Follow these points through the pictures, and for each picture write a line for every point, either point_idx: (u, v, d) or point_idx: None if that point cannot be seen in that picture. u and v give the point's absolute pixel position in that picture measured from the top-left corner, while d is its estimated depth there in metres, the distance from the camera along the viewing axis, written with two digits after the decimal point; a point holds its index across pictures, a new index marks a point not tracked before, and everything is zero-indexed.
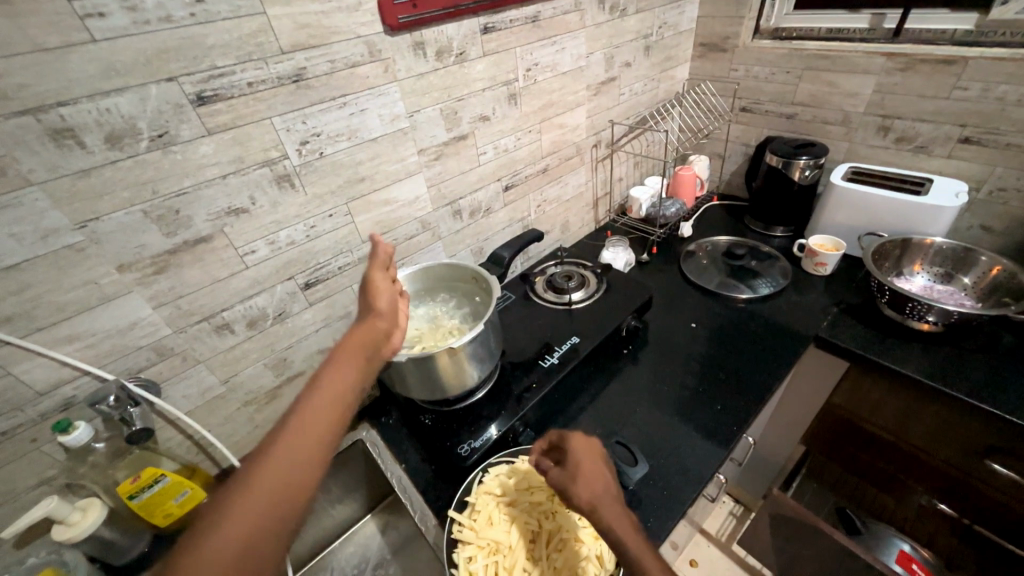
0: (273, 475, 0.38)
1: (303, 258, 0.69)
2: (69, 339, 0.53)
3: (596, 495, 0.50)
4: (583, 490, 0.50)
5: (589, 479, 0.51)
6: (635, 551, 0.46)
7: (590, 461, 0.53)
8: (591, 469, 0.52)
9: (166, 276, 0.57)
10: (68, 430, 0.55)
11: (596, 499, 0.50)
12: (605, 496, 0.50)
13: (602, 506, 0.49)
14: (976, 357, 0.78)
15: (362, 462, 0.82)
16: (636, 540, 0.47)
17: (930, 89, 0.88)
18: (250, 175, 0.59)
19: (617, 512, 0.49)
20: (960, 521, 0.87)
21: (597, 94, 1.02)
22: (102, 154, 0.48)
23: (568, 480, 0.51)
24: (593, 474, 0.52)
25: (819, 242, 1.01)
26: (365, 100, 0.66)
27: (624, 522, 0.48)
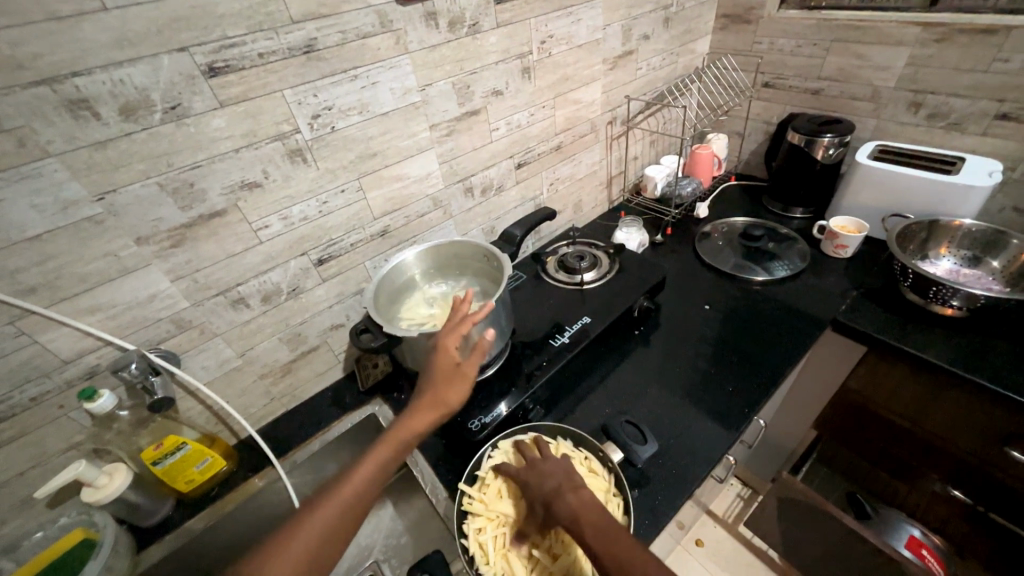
0: (328, 514, 0.47)
1: (316, 234, 0.69)
2: (91, 310, 0.54)
3: (550, 485, 0.56)
4: (537, 485, 0.57)
5: (540, 476, 0.58)
6: (583, 530, 0.50)
7: (538, 462, 0.59)
8: (540, 467, 0.58)
9: (182, 250, 0.58)
10: (93, 397, 0.57)
11: (548, 492, 0.55)
12: (555, 485, 0.56)
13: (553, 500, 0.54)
14: (1001, 343, 0.76)
15: (375, 436, 0.84)
16: (583, 519, 0.51)
17: (967, 61, 0.84)
18: (263, 149, 0.59)
19: (564, 499, 0.54)
20: (973, 507, 0.86)
21: (613, 68, 0.99)
22: (117, 126, 0.49)
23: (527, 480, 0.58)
24: (543, 472, 0.58)
25: (840, 223, 0.98)
26: (376, 73, 0.64)
27: (568, 504, 0.53)
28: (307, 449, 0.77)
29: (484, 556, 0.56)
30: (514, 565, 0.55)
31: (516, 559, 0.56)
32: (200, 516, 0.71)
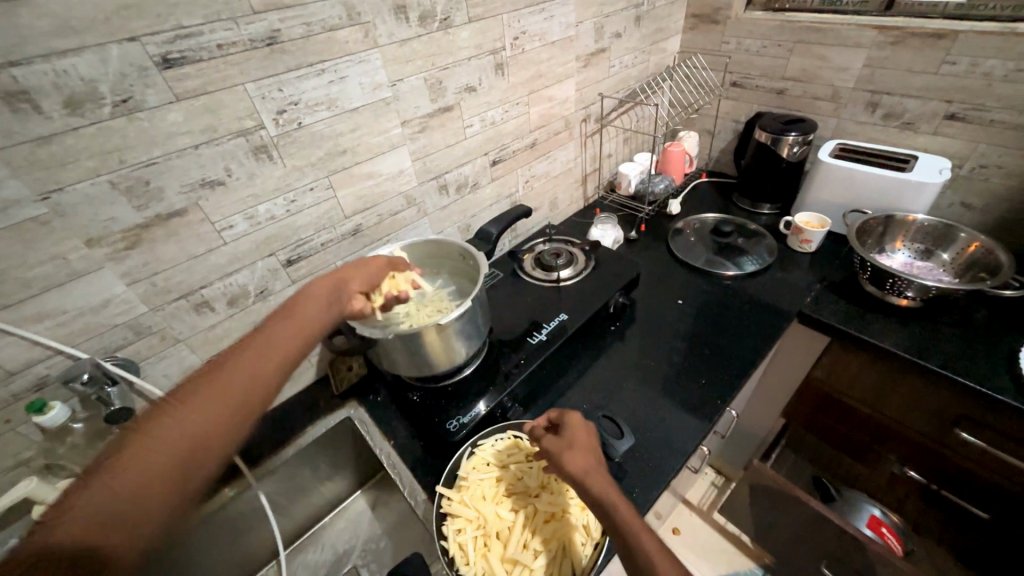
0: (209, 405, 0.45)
1: (284, 233, 0.67)
2: (38, 317, 0.51)
3: (591, 462, 0.52)
4: (576, 456, 0.52)
5: (585, 450, 0.53)
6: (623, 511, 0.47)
7: (583, 435, 0.56)
8: (585, 443, 0.55)
9: (139, 251, 0.55)
10: (44, 410, 0.53)
11: (594, 469, 0.51)
12: (597, 465, 0.52)
13: (594, 470, 0.51)
14: (951, 331, 0.81)
15: (351, 440, 0.82)
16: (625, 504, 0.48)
17: (918, 64, 0.88)
18: (224, 145, 0.56)
19: (600, 474, 0.51)
20: (928, 487, 0.91)
21: (586, 65, 0.99)
22: (62, 121, 0.45)
23: (566, 450, 0.53)
24: (588, 448, 0.54)
25: (805, 219, 1.02)
26: (344, 67, 0.63)
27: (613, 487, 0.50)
28: (279, 455, 0.75)
29: (464, 557, 0.55)
30: (496, 564, 0.54)
31: (496, 559, 0.55)
32: None
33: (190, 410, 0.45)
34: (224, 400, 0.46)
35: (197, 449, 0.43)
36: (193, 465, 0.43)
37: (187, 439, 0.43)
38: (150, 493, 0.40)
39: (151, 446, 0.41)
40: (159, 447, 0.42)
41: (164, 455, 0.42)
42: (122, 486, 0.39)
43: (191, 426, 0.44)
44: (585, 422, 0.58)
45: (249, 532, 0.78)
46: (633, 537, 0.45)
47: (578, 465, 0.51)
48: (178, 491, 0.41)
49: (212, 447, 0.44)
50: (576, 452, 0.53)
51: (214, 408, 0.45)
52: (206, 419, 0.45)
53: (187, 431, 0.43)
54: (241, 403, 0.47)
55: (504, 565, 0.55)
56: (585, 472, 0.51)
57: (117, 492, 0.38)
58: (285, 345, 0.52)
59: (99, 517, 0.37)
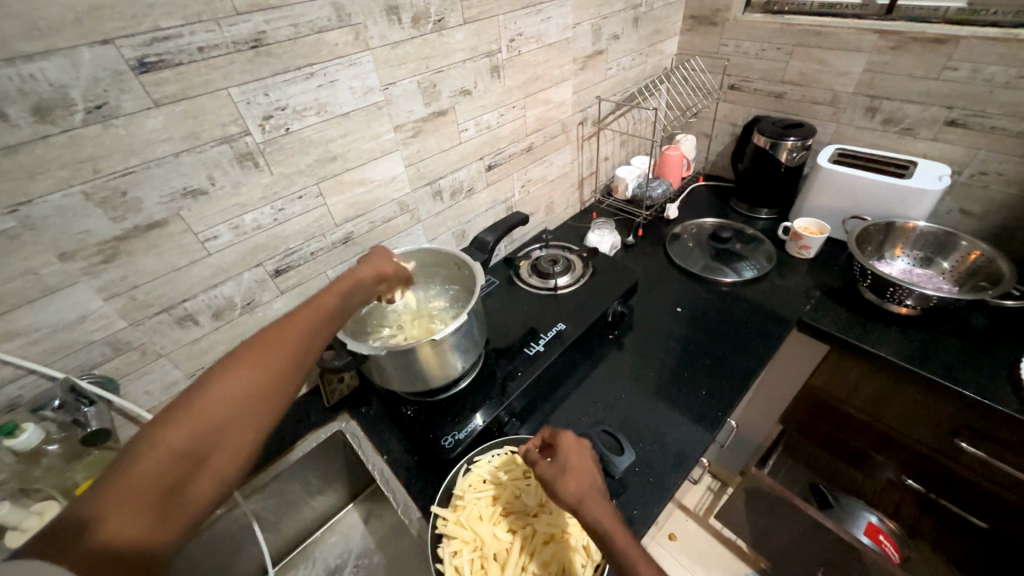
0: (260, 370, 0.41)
1: (272, 243, 0.64)
2: (7, 336, 0.48)
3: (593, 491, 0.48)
4: (577, 487, 0.48)
5: (585, 478, 0.50)
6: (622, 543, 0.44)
7: (578, 458, 0.52)
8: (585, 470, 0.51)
9: (116, 265, 0.52)
10: (15, 433, 0.51)
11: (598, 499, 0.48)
12: (598, 494, 0.48)
13: (590, 497, 0.47)
14: (951, 340, 0.80)
15: (342, 453, 0.80)
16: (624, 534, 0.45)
17: (919, 69, 0.87)
18: (207, 153, 0.54)
19: (599, 502, 0.47)
20: (926, 495, 0.90)
21: (583, 68, 0.97)
22: (30, 129, 0.43)
23: (565, 478, 0.49)
24: (584, 470, 0.50)
25: (804, 225, 1.01)
26: (334, 70, 0.60)
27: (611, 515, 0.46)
28: (268, 471, 0.72)
29: None
30: None
31: None
32: None
33: (244, 365, 0.41)
34: (274, 360, 0.42)
35: (252, 406, 0.40)
36: (245, 423, 0.39)
37: (240, 398, 0.39)
38: (204, 456, 0.37)
39: (208, 408, 0.38)
40: (217, 405, 0.38)
41: (219, 413, 0.38)
42: (179, 439, 0.36)
43: (245, 384, 0.40)
44: (580, 441, 0.54)
45: (237, 550, 0.76)
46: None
47: (574, 492, 0.48)
48: (238, 448, 0.39)
49: (258, 415, 0.40)
50: (575, 481, 0.49)
51: (261, 362, 0.41)
52: (254, 375, 0.41)
53: (241, 394, 0.40)
54: (290, 364, 0.43)
55: None
56: (584, 504, 0.47)
57: (170, 450, 0.36)
58: (330, 317, 0.48)
59: (148, 472, 0.34)
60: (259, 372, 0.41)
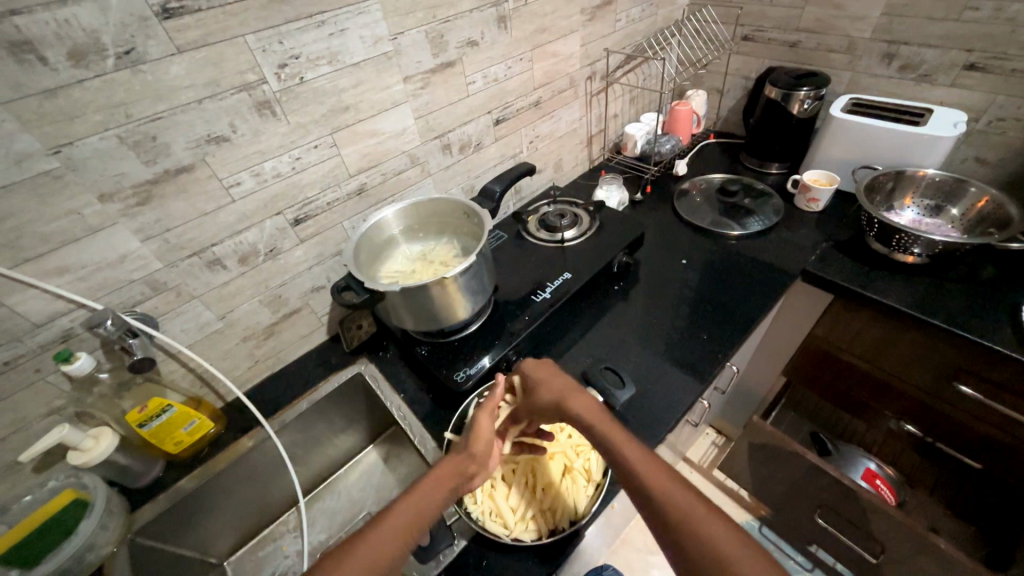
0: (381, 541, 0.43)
1: (290, 192, 0.67)
2: (58, 271, 0.53)
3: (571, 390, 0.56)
4: (557, 390, 0.56)
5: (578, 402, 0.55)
6: (601, 427, 0.52)
7: (553, 372, 0.59)
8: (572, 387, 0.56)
9: (150, 208, 0.56)
10: (70, 360, 0.56)
11: (596, 417, 0.53)
12: (572, 392, 0.56)
13: (569, 397, 0.55)
14: (956, 286, 0.81)
15: (362, 395, 0.85)
16: (600, 418, 0.53)
17: (940, 10, 0.84)
18: (228, 100, 0.56)
19: (577, 398, 0.55)
20: (922, 439, 0.93)
21: (592, 19, 0.96)
22: (68, 73, 0.46)
23: (555, 398, 0.56)
24: (559, 379, 0.58)
25: (813, 178, 1.00)
26: (345, 18, 0.62)
27: (589, 404, 0.54)
28: (295, 408, 0.78)
29: (472, 496, 0.59)
30: (501, 502, 0.58)
31: (502, 499, 0.58)
32: (191, 476, 0.71)
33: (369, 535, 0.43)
34: (396, 531, 0.44)
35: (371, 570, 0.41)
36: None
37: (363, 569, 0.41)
38: None
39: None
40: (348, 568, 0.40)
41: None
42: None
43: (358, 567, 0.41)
44: (546, 360, 0.62)
45: (271, 481, 0.82)
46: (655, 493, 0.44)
47: (550, 397, 0.56)
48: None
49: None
50: (554, 390, 0.57)
51: (387, 531, 0.44)
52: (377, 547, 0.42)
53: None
54: (401, 540, 0.44)
55: (509, 501, 0.58)
56: (562, 401, 0.55)
57: None
58: (440, 487, 0.49)
59: None
60: (363, 569, 0.41)
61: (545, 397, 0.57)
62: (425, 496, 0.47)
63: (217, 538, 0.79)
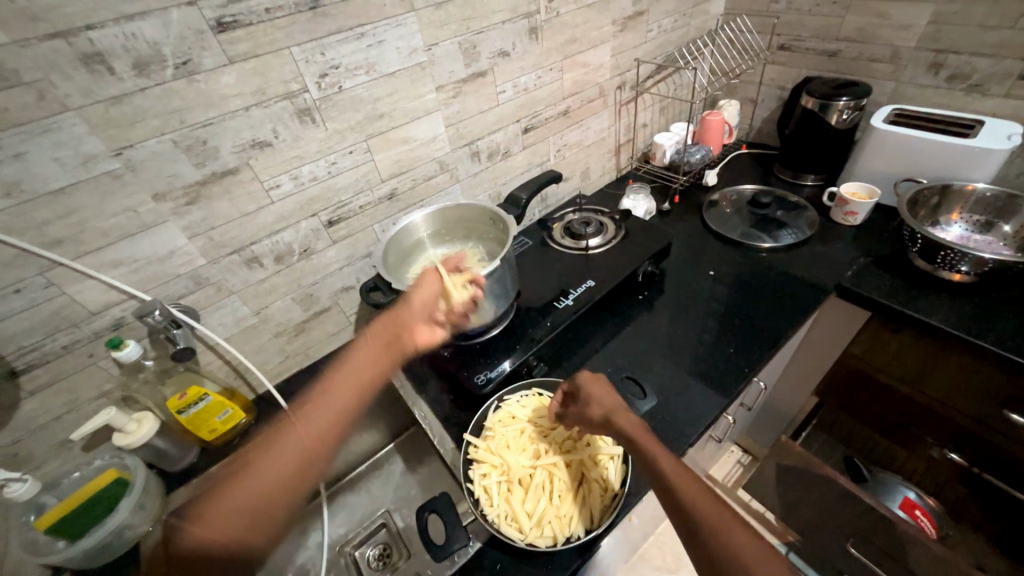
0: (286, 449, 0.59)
1: (325, 195, 0.71)
2: (113, 264, 0.57)
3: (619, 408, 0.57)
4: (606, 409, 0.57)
5: (624, 420, 0.55)
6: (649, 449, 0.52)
7: (604, 387, 0.60)
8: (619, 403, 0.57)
9: (198, 208, 0.60)
10: (120, 346, 0.59)
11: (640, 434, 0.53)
12: (619, 411, 0.57)
13: (617, 416, 0.56)
14: (1007, 307, 0.76)
15: (385, 394, 0.87)
16: (648, 439, 0.53)
17: (993, 18, 0.80)
18: (272, 108, 0.60)
19: (624, 417, 0.55)
20: (968, 470, 0.87)
21: (623, 30, 0.97)
22: (131, 82, 0.50)
23: (604, 416, 0.57)
24: (606, 395, 0.59)
25: (851, 190, 0.97)
26: (382, 30, 0.64)
27: (633, 421, 0.55)
28: None
29: (489, 499, 0.59)
30: (517, 507, 0.58)
31: (518, 504, 0.58)
32: (222, 463, 0.75)
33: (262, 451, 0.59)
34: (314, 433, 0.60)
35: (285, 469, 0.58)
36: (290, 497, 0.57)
37: (282, 466, 0.58)
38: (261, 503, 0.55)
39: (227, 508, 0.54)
40: (249, 481, 0.57)
41: (249, 496, 0.55)
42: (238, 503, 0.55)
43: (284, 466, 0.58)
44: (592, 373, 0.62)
45: None
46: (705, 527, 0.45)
47: (598, 416, 0.57)
48: (264, 523, 0.55)
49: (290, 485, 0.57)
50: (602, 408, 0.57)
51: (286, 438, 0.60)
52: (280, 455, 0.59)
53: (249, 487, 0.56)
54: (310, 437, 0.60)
55: (525, 507, 0.58)
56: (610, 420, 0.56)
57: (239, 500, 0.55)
58: (360, 382, 0.65)
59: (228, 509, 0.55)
60: (257, 475, 0.57)
61: (594, 413, 0.58)
62: (344, 390, 0.64)
63: None
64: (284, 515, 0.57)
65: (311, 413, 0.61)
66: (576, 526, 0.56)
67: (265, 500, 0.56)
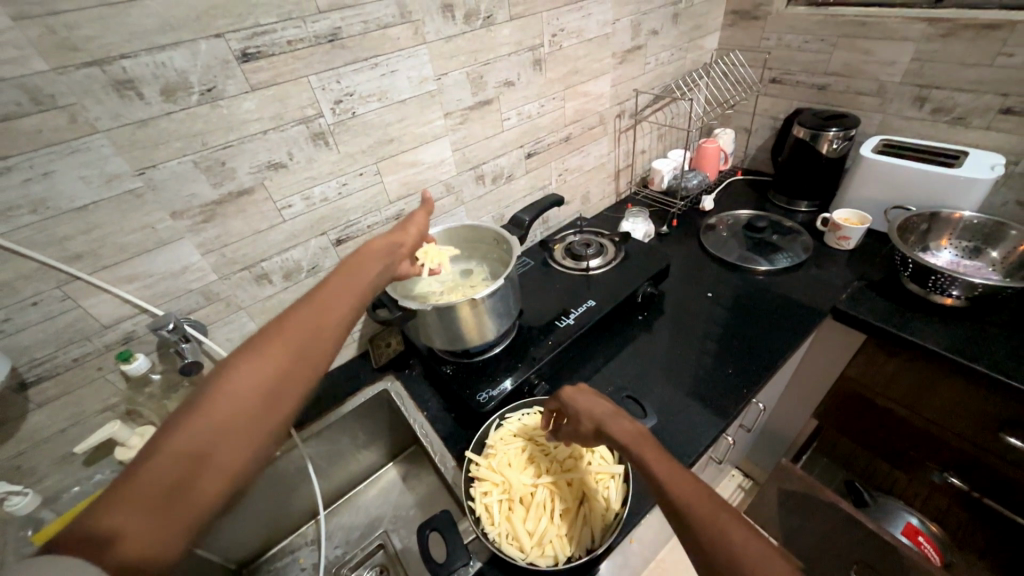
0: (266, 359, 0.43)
1: (335, 215, 0.73)
2: (129, 278, 0.59)
3: (610, 412, 0.57)
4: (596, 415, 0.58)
5: (613, 424, 0.56)
6: (636, 448, 0.52)
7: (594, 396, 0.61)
8: (609, 408, 0.58)
9: (213, 225, 0.62)
10: (129, 360, 0.60)
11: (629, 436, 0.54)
12: (609, 415, 0.57)
13: (607, 419, 0.57)
14: (998, 331, 0.77)
15: (386, 412, 0.88)
16: (636, 439, 0.53)
17: (971, 57, 0.85)
18: (288, 132, 0.63)
19: (614, 421, 0.56)
20: (970, 495, 0.87)
21: (622, 62, 1.02)
22: (159, 106, 0.53)
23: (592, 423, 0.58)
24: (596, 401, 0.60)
25: (843, 216, 1.00)
26: (395, 61, 0.68)
27: (624, 423, 0.56)
28: (323, 420, 0.81)
29: (489, 517, 0.59)
30: (518, 526, 0.58)
31: (519, 523, 0.58)
32: None
33: (247, 361, 0.43)
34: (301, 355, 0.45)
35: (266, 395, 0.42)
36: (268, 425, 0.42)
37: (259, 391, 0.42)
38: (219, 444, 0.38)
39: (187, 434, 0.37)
40: (219, 405, 0.40)
41: (210, 428, 0.38)
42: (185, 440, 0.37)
43: (255, 379, 0.42)
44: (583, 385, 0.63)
45: (294, 491, 0.85)
46: (706, 527, 0.42)
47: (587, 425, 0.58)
48: (234, 469, 0.38)
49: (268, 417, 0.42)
50: (591, 413, 0.58)
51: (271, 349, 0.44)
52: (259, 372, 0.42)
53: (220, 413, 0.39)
54: (303, 362, 0.45)
55: (526, 526, 0.58)
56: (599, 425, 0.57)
57: (183, 444, 0.37)
58: (355, 291, 0.53)
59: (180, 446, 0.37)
60: (228, 398, 0.40)
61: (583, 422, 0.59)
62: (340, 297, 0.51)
63: (238, 544, 0.80)
64: (257, 454, 0.40)
65: (296, 321, 0.47)
66: (577, 547, 0.56)
67: (228, 433, 0.39)
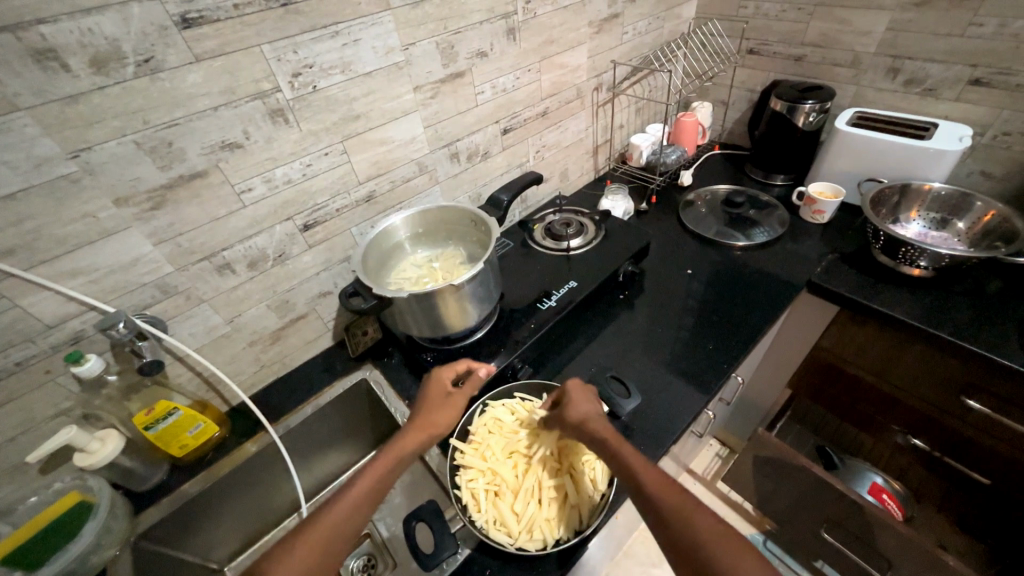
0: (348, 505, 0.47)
1: (301, 198, 0.68)
2: (72, 273, 0.54)
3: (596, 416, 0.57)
4: (580, 415, 0.57)
5: (598, 425, 0.55)
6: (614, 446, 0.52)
7: (584, 397, 0.60)
8: (594, 411, 0.57)
9: (164, 212, 0.57)
10: (80, 361, 0.56)
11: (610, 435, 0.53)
12: (593, 418, 0.57)
13: (592, 421, 0.56)
14: (962, 299, 0.80)
15: (366, 402, 0.85)
16: (614, 439, 0.53)
17: (944, 26, 0.85)
18: (242, 108, 0.57)
19: (597, 425, 0.55)
20: (931, 454, 0.92)
21: (599, 32, 0.98)
22: (89, 80, 0.47)
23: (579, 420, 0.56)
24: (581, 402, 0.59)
25: (818, 190, 1.01)
26: (358, 30, 0.63)
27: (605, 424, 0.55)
28: (300, 413, 0.79)
29: (477, 505, 0.59)
30: (505, 511, 0.57)
31: (507, 507, 0.58)
32: (195, 480, 0.71)
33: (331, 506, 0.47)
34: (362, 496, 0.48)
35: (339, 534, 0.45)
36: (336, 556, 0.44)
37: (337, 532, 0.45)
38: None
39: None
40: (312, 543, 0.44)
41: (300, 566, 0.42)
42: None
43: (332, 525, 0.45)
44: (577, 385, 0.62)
45: (274, 486, 0.82)
46: (672, 519, 0.44)
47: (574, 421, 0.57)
48: None
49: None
50: (577, 412, 0.58)
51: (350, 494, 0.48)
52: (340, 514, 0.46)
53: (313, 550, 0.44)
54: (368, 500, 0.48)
55: (513, 511, 0.58)
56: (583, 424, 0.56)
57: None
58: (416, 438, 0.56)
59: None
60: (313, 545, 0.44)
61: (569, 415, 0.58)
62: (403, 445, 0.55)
63: (218, 544, 0.78)
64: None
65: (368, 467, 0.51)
66: (566, 529, 0.56)
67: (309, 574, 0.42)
